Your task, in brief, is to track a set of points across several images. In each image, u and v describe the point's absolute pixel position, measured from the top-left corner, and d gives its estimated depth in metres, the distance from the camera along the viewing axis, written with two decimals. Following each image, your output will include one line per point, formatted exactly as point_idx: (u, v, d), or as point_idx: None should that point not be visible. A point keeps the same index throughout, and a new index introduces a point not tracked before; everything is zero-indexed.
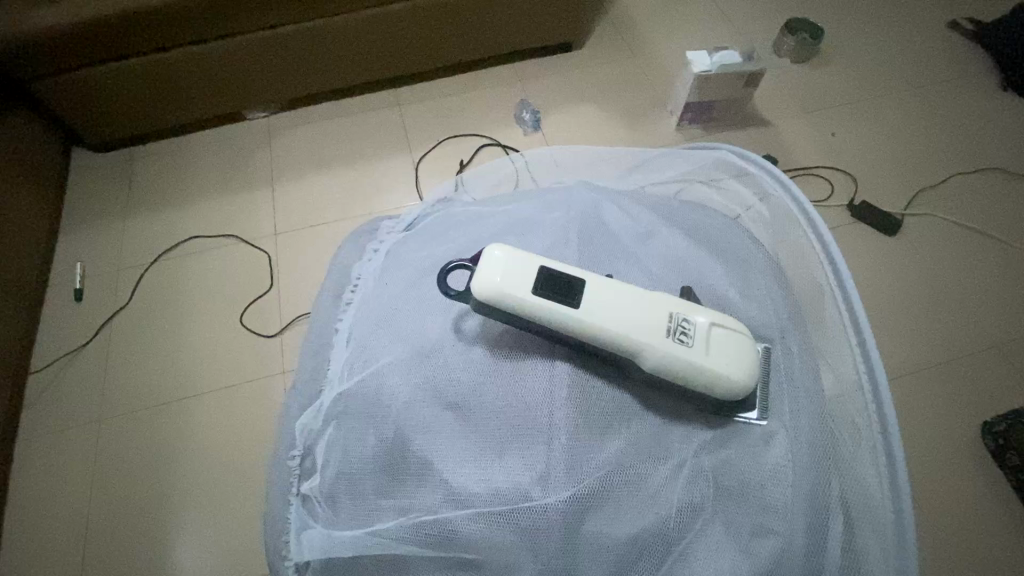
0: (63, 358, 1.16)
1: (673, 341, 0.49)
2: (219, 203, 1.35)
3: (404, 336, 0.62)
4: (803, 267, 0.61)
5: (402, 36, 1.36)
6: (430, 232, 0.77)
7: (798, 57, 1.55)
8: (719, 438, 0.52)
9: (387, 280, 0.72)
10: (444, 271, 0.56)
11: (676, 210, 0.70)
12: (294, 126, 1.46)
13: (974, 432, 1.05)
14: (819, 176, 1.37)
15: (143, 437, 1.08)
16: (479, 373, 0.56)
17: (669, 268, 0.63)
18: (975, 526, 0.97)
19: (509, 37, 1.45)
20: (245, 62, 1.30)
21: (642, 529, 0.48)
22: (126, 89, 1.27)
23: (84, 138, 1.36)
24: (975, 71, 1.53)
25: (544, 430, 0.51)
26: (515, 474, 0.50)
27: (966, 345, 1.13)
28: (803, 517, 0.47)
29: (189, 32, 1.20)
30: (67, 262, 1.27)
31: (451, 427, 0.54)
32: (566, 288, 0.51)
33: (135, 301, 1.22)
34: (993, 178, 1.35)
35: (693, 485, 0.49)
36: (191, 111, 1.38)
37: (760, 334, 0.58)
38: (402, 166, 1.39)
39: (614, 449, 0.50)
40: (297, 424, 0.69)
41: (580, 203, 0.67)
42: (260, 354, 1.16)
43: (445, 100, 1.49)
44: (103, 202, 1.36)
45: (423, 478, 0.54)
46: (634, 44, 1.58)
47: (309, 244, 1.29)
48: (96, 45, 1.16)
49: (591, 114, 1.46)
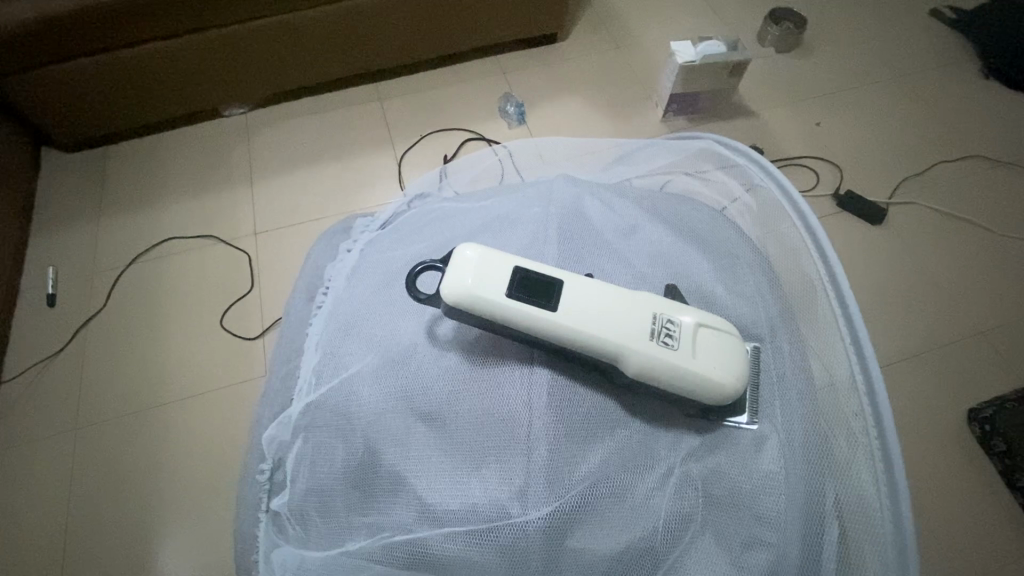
0: (35, 367, 1.11)
1: (657, 344, 0.46)
2: (193, 202, 1.30)
3: (375, 342, 0.59)
4: (792, 261, 0.59)
5: (380, 27, 1.31)
6: (406, 229, 0.73)
7: (782, 47, 1.53)
8: (708, 443, 0.49)
9: (360, 282, 0.69)
10: (412, 274, 0.52)
11: (659, 202, 0.67)
12: (269, 123, 1.41)
13: (961, 418, 1.04)
14: (804, 166, 1.35)
15: (120, 446, 1.03)
16: (452, 380, 0.53)
17: (653, 264, 0.60)
18: (966, 513, 0.96)
19: (490, 28, 1.40)
20: (217, 57, 1.24)
21: (629, 545, 0.45)
22: (96, 87, 1.21)
23: (55, 138, 1.30)
24: (957, 58, 1.52)
25: (523, 441, 0.48)
26: (491, 489, 0.47)
27: (953, 333, 1.12)
28: (796, 527, 0.45)
29: (161, 26, 1.14)
30: (38, 267, 1.22)
31: (425, 440, 0.51)
32: (543, 290, 0.48)
33: (111, 305, 1.17)
34: (977, 165, 1.34)
35: (681, 495, 0.46)
36: (165, 108, 1.32)
37: (749, 333, 0.55)
38: (383, 161, 1.35)
39: (598, 459, 0.48)
40: (266, 434, 0.66)
41: (561, 197, 0.64)
42: (237, 357, 1.12)
43: (425, 93, 1.45)
44: (73, 203, 1.30)
45: (395, 494, 0.51)
46: (617, 35, 1.55)
47: (286, 243, 1.24)
48: (64, 41, 1.11)
49: (575, 106, 1.43)
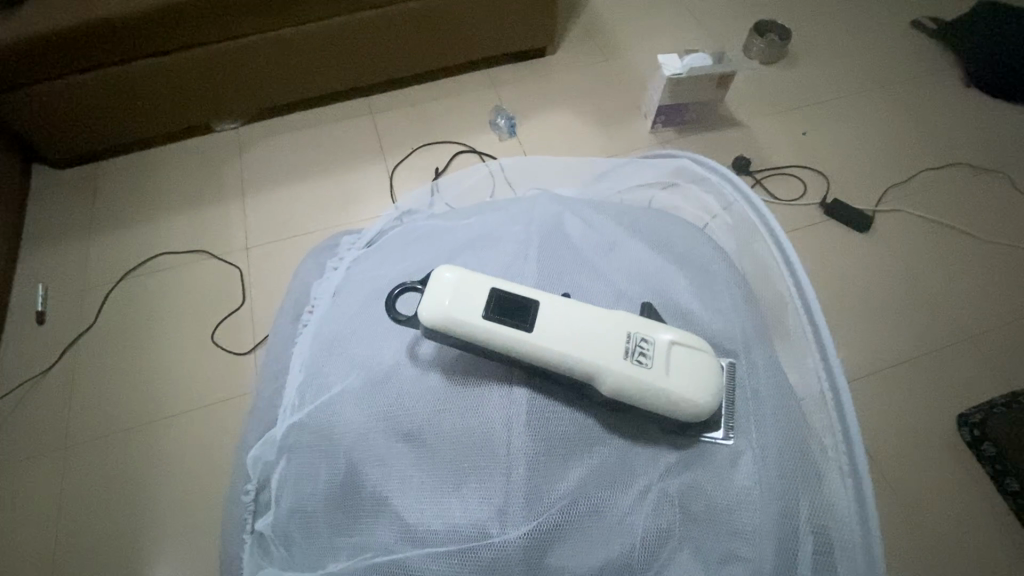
0: (23, 385, 1.10)
1: (631, 363, 0.47)
2: (184, 218, 1.30)
3: (358, 362, 0.60)
4: (766, 279, 0.61)
5: (371, 42, 1.33)
6: (393, 245, 0.74)
7: (767, 58, 1.56)
8: (684, 460, 0.50)
9: (346, 299, 0.69)
10: (392, 296, 0.54)
11: (638, 219, 0.68)
12: (259, 138, 1.42)
13: (949, 423, 1.05)
14: (790, 175, 1.37)
15: (108, 464, 1.03)
16: (434, 400, 0.53)
17: (633, 282, 0.60)
18: (955, 516, 0.97)
19: (480, 43, 1.43)
20: (207, 72, 1.26)
21: (606, 563, 0.45)
22: (85, 104, 1.22)
23: (45, 154, 1.30)
24: (939, 68, 1.55)
25: (503, 460, 0.49)
26: (472, 509, 0.48)
27: (940, 339, 1.14)
28: (771, 542, 0.45)
29: (151, 42, 1.16)
30: (27, 285, 1.21)
31: (407, 460, 0.52)
32: (519, 311, 0.49)
33: (100, 322, 1.17)
34: (960, 172, 1.37)
35: (659, 511, 0.47)
36: (154, 124, 1.33)
37: (725, 349, 0.55)
38: (376, 175, 1.36)
39: (576, 478, 0.48)
40: (250, 456, 0.66)
41: (542, 215, 0.65)
42: (229, 372, 1.12)
43: (417, 106, 1.47)
44: (64, 219, 1.30)
45: (378, 515, 0.51)
46: (606, 48, 1.58)
47: (277, 259, 1.25)
48: (54, 59, 1.12)
49: (566, 119, 1.45)
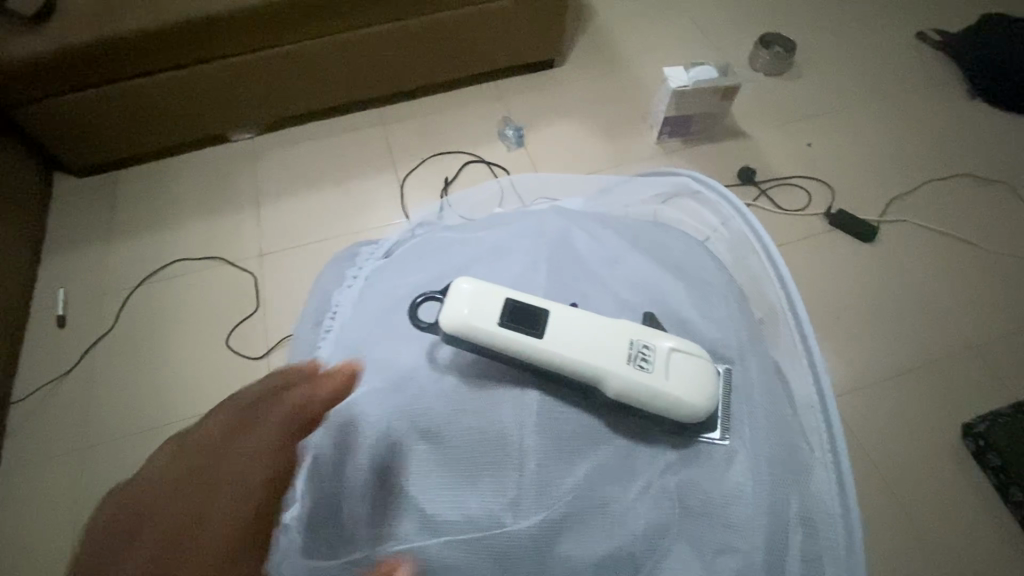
0: (47, 385, 1.16)
1: (633, 366, 0.51)
2: (204, 225, 1.36)
3: (376, 365, 0.63)
4: (758, 290, 0.67)
5: (386, 54, 1.38)
6: (410, 255, 0.77)
7: (773, 70, 1.60)
8: (682, 458, 0.54)
9: (366, 305, 0.74)
10: (414, 305, 0.59)
11: (640, 231, 0.72)
12: (277, 147, 1.47)
13: (950, 430, 1.08)
14: (796, 185, 1.41)
15: (129, 462, 1.08)
16: (452, 400, 0.57)
17: (637, 292, 0.65)
18: (951, 521, 1.00)
19: (490, 55, 1.48)
20: (226, 83, 1.31)
21: (609, 552, 0.49)
22: (109, 114, 1.28)
23: (68, 163, 1.37)
24: (944, 79, 1.59)
25: (516, 458, 0.53)
26: (487, 500, 0.52)
27: (940, 347, 1.17)
28: (761, 534, 0.49)
29: (174, 54, 1.22)
30: (50, 289, 1.27)
31: (425, 457, 0.55)
32: (531, 319, 0.53)
33: (120, 326, 1.22)
34: (963, 183, 1.40)
35: (659, 505, 0.51)
36: (173, 134, 1.38)
37: (721, 355, 0.60)
38: (391, 185, 1.41)
39: (583, 473, 0.52)
40: None
41: (552, 229, 0.69)
42: (248, 375, 1.16)
43: (431, 118, 1.52)
44: (86, 226, 1.36)
45: (394, 508, 0.53)
46: (614, 61, 1.62)
47: (295, 265, 1.30)
48: (83, 70, 1.19)
49: (576, 129, 1.50)
